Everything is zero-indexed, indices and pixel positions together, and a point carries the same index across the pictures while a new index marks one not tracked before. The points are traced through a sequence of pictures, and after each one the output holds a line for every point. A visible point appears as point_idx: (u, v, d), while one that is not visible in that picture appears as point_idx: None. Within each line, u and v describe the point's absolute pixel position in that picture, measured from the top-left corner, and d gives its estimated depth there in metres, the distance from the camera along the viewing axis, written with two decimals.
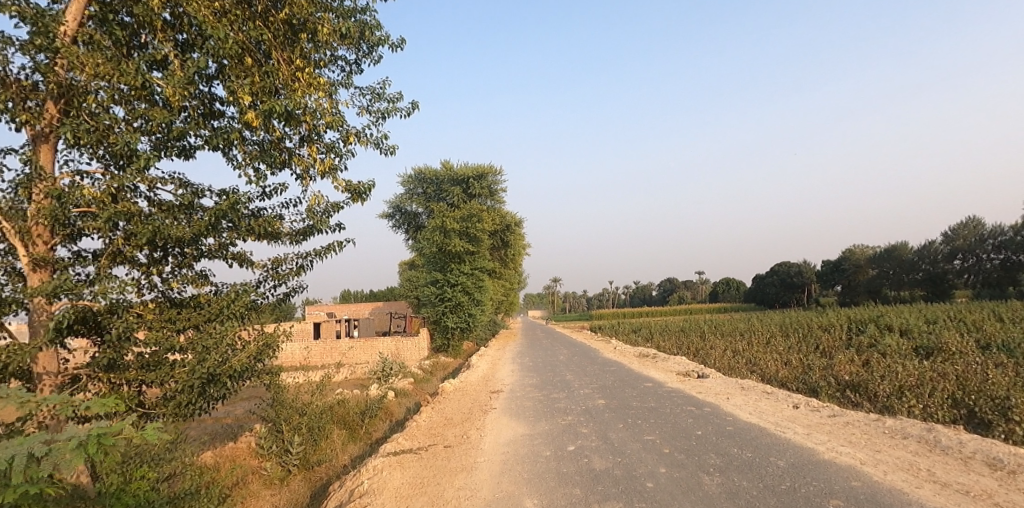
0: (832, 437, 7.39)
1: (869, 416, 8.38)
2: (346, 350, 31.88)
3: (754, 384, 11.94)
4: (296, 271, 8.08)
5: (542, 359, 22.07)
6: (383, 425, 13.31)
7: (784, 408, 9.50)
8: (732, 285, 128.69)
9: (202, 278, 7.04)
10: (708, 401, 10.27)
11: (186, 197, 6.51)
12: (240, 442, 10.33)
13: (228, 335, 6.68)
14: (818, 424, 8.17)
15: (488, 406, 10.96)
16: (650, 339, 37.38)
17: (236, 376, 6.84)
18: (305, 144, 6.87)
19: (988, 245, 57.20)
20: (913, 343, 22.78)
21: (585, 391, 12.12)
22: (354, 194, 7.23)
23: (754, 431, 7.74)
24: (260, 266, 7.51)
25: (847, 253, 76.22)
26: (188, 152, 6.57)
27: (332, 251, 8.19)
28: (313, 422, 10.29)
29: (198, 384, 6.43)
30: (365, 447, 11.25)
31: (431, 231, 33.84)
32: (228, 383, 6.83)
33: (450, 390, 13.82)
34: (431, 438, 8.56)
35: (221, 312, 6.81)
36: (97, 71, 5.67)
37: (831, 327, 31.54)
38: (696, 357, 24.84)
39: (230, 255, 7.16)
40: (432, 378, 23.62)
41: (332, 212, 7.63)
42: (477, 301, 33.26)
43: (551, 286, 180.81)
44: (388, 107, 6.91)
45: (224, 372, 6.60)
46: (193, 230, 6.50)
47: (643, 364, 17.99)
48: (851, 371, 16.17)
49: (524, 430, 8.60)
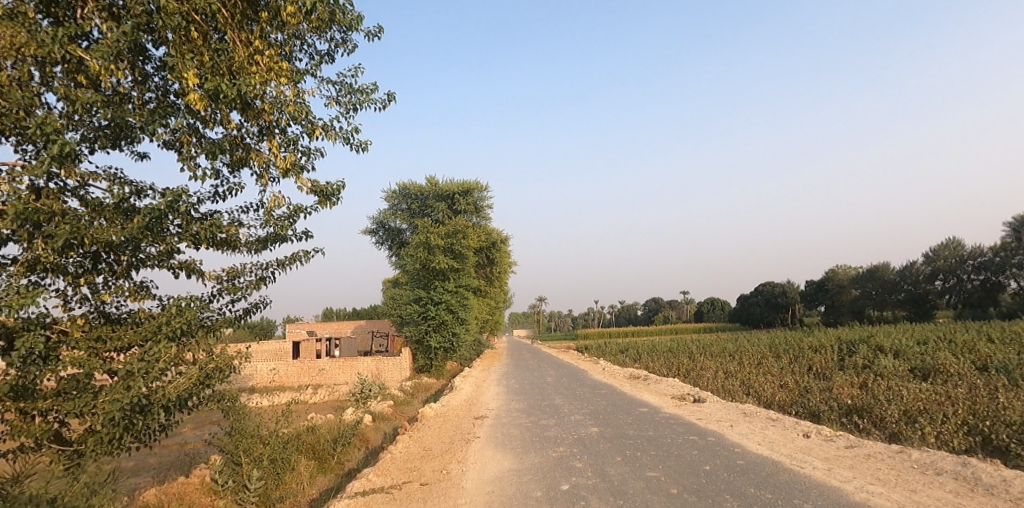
0: (857, 473, 6.59)
1: (891, 448, 7.60)
2: (323, 370, 30.70)
3: (757, 410, 11.15)
4: (257, 283, 7.16)
5: (529, 380, 21.13)
6: (357, 453, 12.33)
7: (795, 438, 8.66)
8: (717, 305, 128.76)
9: (143, 290, 6.12)
10: (710, 429, 9.43)
11: (120, 195, 5.60)
12: (192, 477, 9.27)
13: (165, 357, 5.72)
14: (838, 457, 7.36)
15: (471, 435, 10.04)
16: (638, 359, 36.60)
17: (172, 406, 5.86)
18: (264, 137, 5.99)
19: (968, 266, 57.36)
20: (908, 364, 22.17)
21: (576, 417, 11.23)
22: (323, 197, 6.37)
23: (770, 466, 6.90)
24: (211, 276, 6.61)
25: (831, 274, 76.40)
26: (127, 144, 5.67)
27: (298, 261, 7.29)
28: (276, 454, 9.29)
29: (123, 415, 5.46)
30: (335, 481, 10.25)
31: (415, 246, 32.90)
32: (163, 414, 5.85)
33: (430, 416, 12.81)
34: (406, 475, 7.63)
35: (157, 331, 5.85)
36: (12, 44, 4.75)
37: (821, 347, 30.88)
38: (687, 378, 24.03)
39: (176, 263, 6.26)
40: (413, 401, 22.52)
41: (295, 217, 6.74)
42: (461, 319, 32.30)
43: (536, 306, 179.91)
44: (360, 98, 6.02)
45: (156, 401, 5.64)
46: (126, 233, 5.56)
47: (635, 386, 17.14)
48: (852, 395, 15.44)
49: (511, 465, 7.68)
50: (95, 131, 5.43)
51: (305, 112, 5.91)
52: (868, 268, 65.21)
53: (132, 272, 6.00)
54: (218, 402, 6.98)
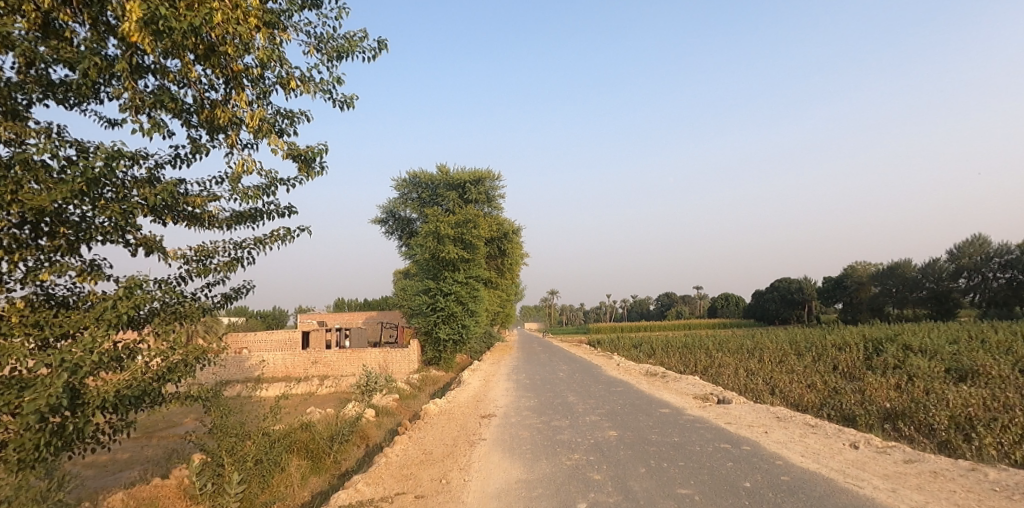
0: (927, 497, 5.64)
1: (960, 466, 6.63)
2: (329, 361, 30.08)
3: (791, 413, 10.17)
4: (229, 265, 6.24)
5: (539, 376, 20.20)
6: (355, 452, 11.48)
7: (843, 449, 7.67)
8: (732, 300, 126.78)
9: (94, 270, 5.16)
10: (743, 435, 8.44)
11: (55, 150, 4.62)
12: (169, 479, 8.45)
13: (105, 343, 4.65)
14: (900, 476, 6.37)
15: (475, 436, 9.16)
16: (653, 355, 35.58)
17: (117, 403, 4.84)
18: (233, 90, 5.09)
19: (993, 263, 55.24)
20: (942, 364, 20.97)
21: (592, 418, 10.28)
22: (303, 162, 5.50)
23: (822, 485, 5.95)
24: (177, 256, 5.71)
25: (849, 271, 74.71)
26: (69, 94, 4.81)
27: (279, 240, 6.42)
28: (261, 454, 8.45)
29: (48, 417, 4.39)
30: (328, 485, 9.39)
31: (424, 236, 32.04)
32: (105, 414, 4.84)
33: (434, 413, 11.87)
34: (400, 484, 6.75)
35: (97, 317, 4.76)
36: None
37: (845, 346, 29.61)
38: (706, 376, 22.99)
39: (134, 240, 5.38)
40: (420, 395, 21.70)
41: (271, 187, 5.82)
42: (471, 311, 31.39)
43: (548, 299, 178.57)
44: (344, 44, 5.15)
45: (91, 399, 4.62)
46: (60, 195, 4.56)
47: (653, 384, 16.17)
48: (888, 398, 14.35)
49: (520, 474, 6.79)
50: (34, 75, 4.61)
51: (278, 59, 5.00)
52: (888, 264, 63.49)
53: (78, 248, 5.06)
54: (190, 398, 6.06)
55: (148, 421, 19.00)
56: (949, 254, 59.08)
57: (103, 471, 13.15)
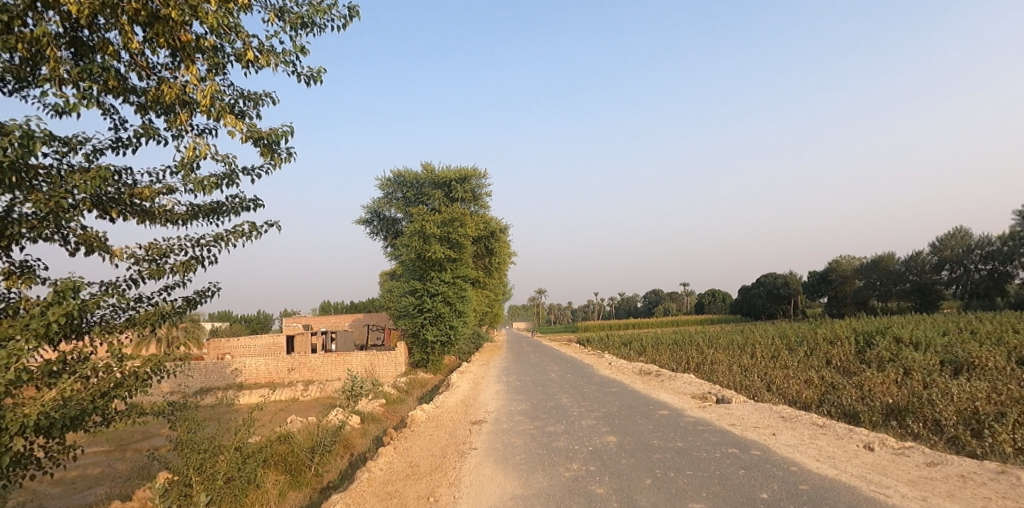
0: (962, 505, 5.17)
1: (988, 468, 6.17)
2: (314, 365, 29.39)
3: (797, 413, 9.71)
4: (187, 265, 5.58)
5: (530, 377, 19.67)
6: (339, 463, 10.86)
7: (858, 451, 7.18)
8: (719, 297, 127.02)
9: (27, 272, 4.51)
10: (750, 439, 7.93)
11: None
12: (132, 501, 7.79)
13: (24, 361, 3.97)
14: (926, 481, 5.89)
15: (465, 445, 8.59)
16: (643, 353, 35.17)
17: (43, 429, 4.21)
18: (181, 64, 4.52)
19: (974, 255, 55.34)
20: (936, 356, 20.71)
21: (589, 422, 9.72)
22: (265, 146, 4.90)
23: (846, 494, 5.46)
24: (124, 255, 5.09)
25: (834, 265, 75.01)
26: None
27: (246, 235, 5.82)
28: (233, 470, 7.87)
29: None
30: (308, 502, 8.75)
31: (409, 235, 31.36)
32: (30, 439, 4.23)
33: (422, 420, 11.24)
34: (383, 504, 6.15)
35: (24, 326, 4.11)
36: None
37: (835, 340, 29.37)
38: (699, 374, 22.55)
39: (74, 238, 4.76)
40: (408, 399, 21.07)
41: (229, 176, 5.22)
42: (459, 311, 30.74)
43: (536, 297, 177.96)
44: (311, 11, 4.56)
45: (9, 425, 3.98)
46: None
47: (649, 384, 15.68)
48: (889, 393, 13.97)
49: (514, 490, 6.23)
50: None
51: (232, 25, 4.42)
52: (872, 258, 63.79)
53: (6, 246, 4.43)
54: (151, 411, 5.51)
55: (125, 432, 18.34)
56: (932, 246, 59.15)
57: (70, 488, 12.49)
